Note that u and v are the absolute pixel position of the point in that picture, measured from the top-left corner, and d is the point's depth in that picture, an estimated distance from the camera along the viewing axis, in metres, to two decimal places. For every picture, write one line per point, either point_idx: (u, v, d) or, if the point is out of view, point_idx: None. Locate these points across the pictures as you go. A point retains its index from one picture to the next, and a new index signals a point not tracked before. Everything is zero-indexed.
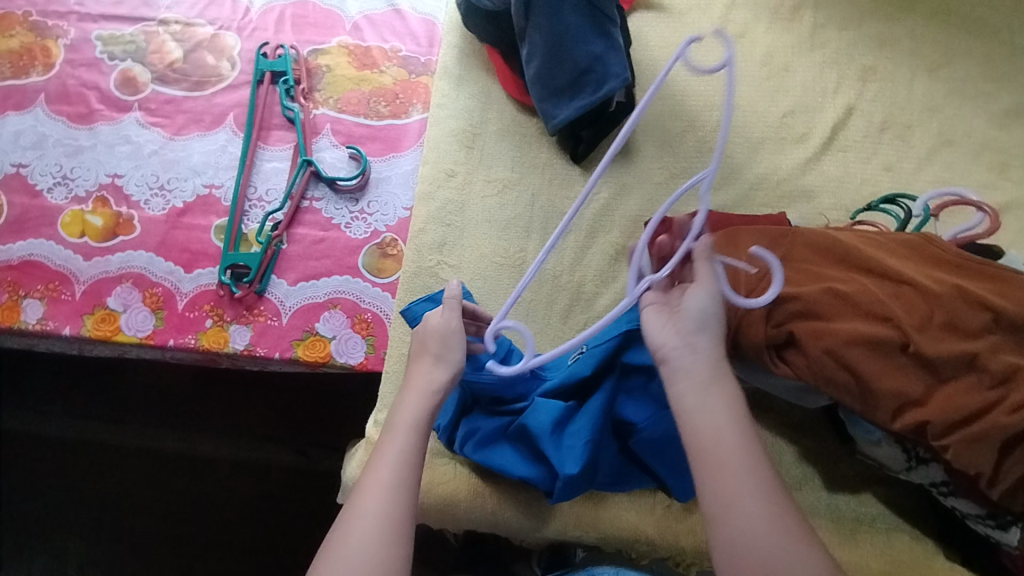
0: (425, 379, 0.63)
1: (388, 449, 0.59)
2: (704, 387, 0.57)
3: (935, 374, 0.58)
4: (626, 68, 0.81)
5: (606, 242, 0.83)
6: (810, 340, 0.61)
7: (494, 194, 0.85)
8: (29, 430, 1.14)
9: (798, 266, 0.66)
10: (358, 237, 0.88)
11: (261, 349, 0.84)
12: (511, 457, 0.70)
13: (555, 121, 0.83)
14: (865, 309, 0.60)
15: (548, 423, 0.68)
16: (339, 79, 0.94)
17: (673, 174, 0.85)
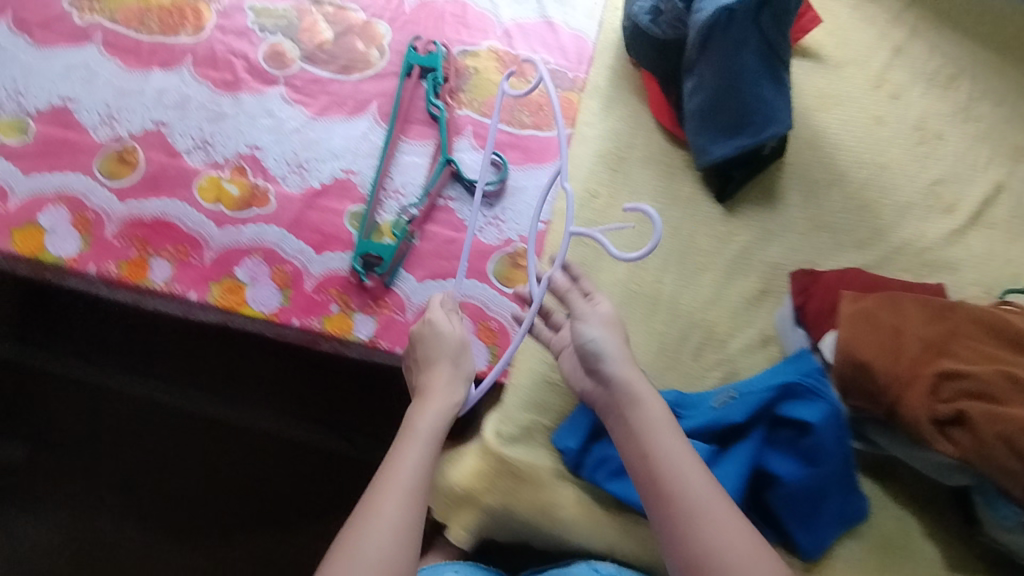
0: (444, 397, 0.73)
1: (409, 452, 0.68)
2: (655, 424, 0.66)
3: None
4: (789, 115, 0.81)
5: (744, 285, 0.83)
6: (984, 423, 0.61)
7: (635, 221, 0.85)
8: (79, 377, 1.11)
9: (965, 343, 0.66)
10: (489, 243, 0.88)
11: (384, 342, 0.84)
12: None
13: (710, 158, 0.83)
14: None
15: None
16: (486, 83, 0.94)
17: (816, 226, 0.85)
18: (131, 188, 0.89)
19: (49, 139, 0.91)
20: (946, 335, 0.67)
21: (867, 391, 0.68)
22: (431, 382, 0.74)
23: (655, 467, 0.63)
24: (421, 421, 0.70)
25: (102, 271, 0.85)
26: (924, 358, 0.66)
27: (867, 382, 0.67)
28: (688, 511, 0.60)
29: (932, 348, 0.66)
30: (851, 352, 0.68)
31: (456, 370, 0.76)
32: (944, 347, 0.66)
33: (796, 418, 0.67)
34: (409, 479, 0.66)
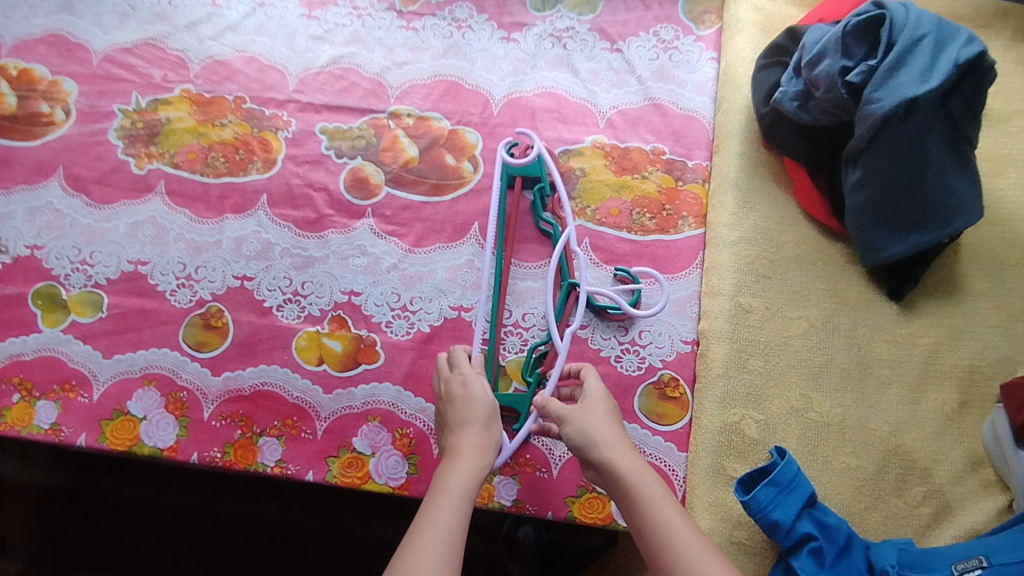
0: (462, 447, 0.67)
1: (439, 508, 0.62)
2: (652, 495, 0.62)
3: None
4: (978, 201, 0.69)
5: (937, 397, 0.72)
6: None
7: (800, 336, 0.74)
8: (158, 513, 1.02)
9: None
10: (630, 373, 0.77)
11: (531, 506, 0.74)
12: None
13: (884, 256, 0.71)
14: None
15: None
16: (597, 185, 0.84)
17: (1010, 316, 0.74)
18: (223, 357, 0.79)
19: (125, 311, 0.81)
20: None
21: None
22: (476, 440, 0.68)
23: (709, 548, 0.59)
24: (457, 477, 0.64)
25: (207, 459, 0.76)
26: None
27: None
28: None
29: None
30: None
31: (488, 437, 0.69)
32: None
33: None
34: (445, 535, 0.59)
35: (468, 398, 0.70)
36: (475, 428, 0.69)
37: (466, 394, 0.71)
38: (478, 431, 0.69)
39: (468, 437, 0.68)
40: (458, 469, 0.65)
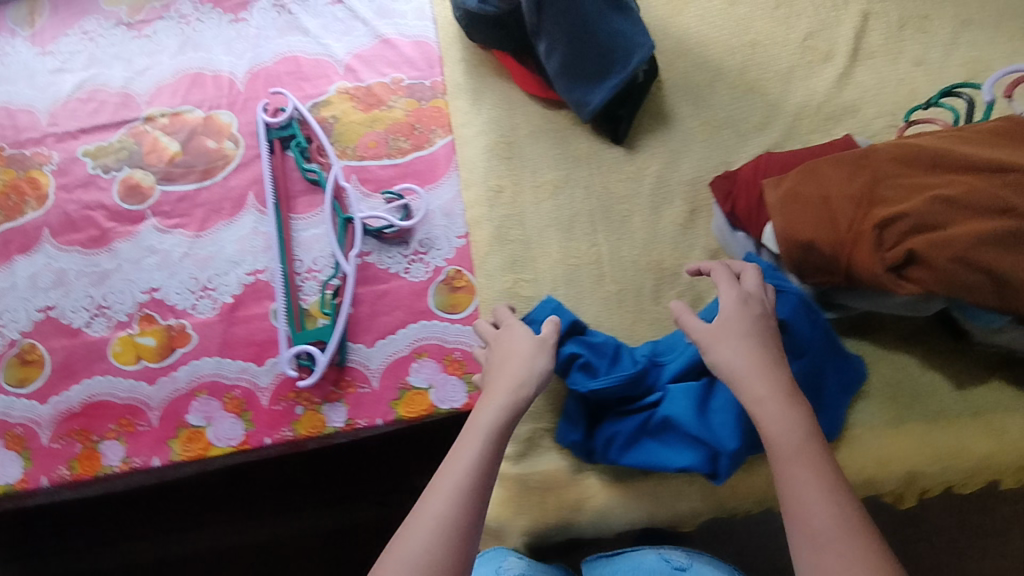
0: (500, 393, 0.64)
1: (462, 452, 0.59)
2: (767, 397, 0.58)
3: None
4: (647, 35, 0.79)
5: (671, 213, 0.82)
6: (935, 253, 0.61)
7: (548, 198, 0.83)
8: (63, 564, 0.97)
9: (893, 183, 0.65)
10: (421, 280, 0.85)
11: (362, 420, 0.81)
12: (661, 451, 0.71)
13: (592, 108, 0.80)
14: (981, 206, 0.60)
15: (689, 407, 0.69)
16: (350, 126, 0.90)
17: (715, 127, 0.84)
18: (46, 385, 0.83)
19: None
20: (870, 184, 0.66)
21: (820, 266, 0.69)
22: (519, 375, 0.65)
23: (785, 450, 0.56)
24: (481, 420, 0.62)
25: (57, 478, 0.80)
26: (855, 210, 0.66)
27: (817, 257, 0.68)
28: (801, 519, 0.53)
29: (862, 201, 0.66)
30: (791, 234, 0.69)
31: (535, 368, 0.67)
32: (873, 196, 0.66)
33: None
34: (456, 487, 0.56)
35: (538, 345, 0.69)
36: (520, 364, 0.67)
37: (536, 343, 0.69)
38: (523, 378, 0.65)
39: (511, 388, 0.64)
40: (482, 415, 0.62)
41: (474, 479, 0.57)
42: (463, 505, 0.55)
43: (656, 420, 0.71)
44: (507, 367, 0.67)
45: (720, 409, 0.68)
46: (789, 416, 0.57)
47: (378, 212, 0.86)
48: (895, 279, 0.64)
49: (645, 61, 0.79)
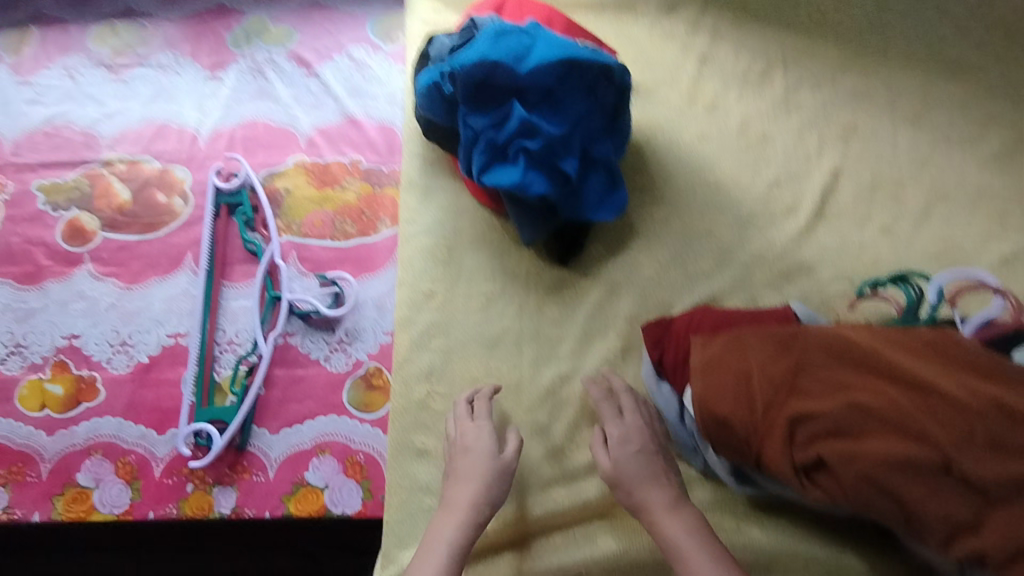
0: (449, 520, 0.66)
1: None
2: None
3: (985, 497, 0.51)
4: (608, 212, 0.77)
5: (601, 347, 0.78)
6: (842, 465, 0.56)
7: (479, 311, 0.80)
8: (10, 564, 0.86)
9: (816, 376, 0.61)
10: (339, 371, 0.83)
11: (250, 509, 0.78)
12: (479, 127, 0.71)
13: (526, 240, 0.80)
14: (898, 426, 0.55)
15: (528, 152, 0.71)
16: (301, 200, 0.89)
17: (665, 264, 0.80)
18: None
19: None
20: (794, 370, 0.62)
21: (733, 444, 0.64)
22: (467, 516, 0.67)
23: None
24: (474, 445, 0.71)
25: None
26: (774, 395, 0.62)
27: (730, 435, 0.64)
28: None
29: (782, 388, 0.61)
30: (708, 409, 0.65)
31: (485, 483, 0.69)
32: (794, 384, 0.61)
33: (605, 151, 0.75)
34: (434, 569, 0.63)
35: (480, 465, 0.70)
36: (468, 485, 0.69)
37: (484, 462, 0.70)
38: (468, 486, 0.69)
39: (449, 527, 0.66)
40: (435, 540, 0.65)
41: None
42: None
43: (507, 108, 0.70)
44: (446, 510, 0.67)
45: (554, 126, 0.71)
46: None
47: (305, 297, 0.83)
48: (802, 477, 0.59)
49: (601, 220, 0.78)
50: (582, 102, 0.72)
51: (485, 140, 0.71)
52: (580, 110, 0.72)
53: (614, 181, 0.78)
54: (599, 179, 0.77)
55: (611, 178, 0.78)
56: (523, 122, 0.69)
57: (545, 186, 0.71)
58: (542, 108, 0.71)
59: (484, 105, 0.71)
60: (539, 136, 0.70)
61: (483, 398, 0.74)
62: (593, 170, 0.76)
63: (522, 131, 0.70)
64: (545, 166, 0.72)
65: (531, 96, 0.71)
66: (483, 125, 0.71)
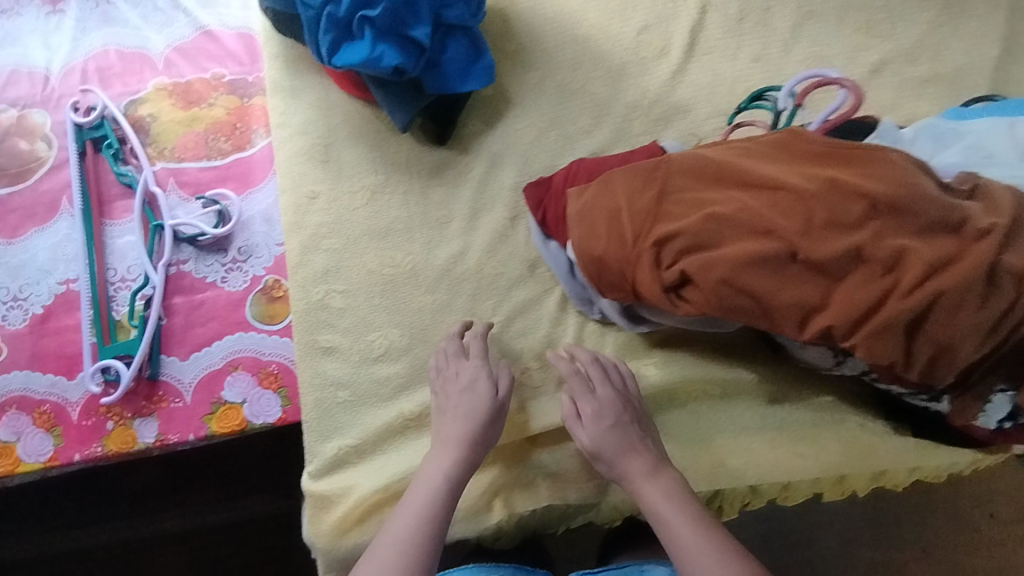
0: (444, 454, 0.66)
1: (406, 507, 0.63)
2: (688, 537, 0.61)
3: (829, 275, 0.53)
4: (475, 81, 0.76)
5: (490, 220, 0.78)
6: (702, 274, 0.57)
7: (365, 205, 0.79)
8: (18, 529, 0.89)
9: (677, 198, 0.61)
10: (238, 289, 0.82)
11: (173, 436, 0.78)
12: (317, 5, 0.68)
13: (400, 126, 0.78)
14: (749, 226, 0.56)
15: (371, 25, 0.68)
16: (169, 125, 0.85)
17: (543, 128, 0.79)
18: None
19: None
20: (657, 197, 0.62)
21: (612, 282, 0.65)
22: (460, 437, 0.67)
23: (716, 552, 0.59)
24: (464, 382, 0.70)
25: None
26: (642, 226, 0.62)
27: (608, 274, 0.65)
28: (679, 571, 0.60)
29: (647, 216, 0.62)
30: (586, 252, 0.65)
31: (474, 418, 0.68)
32: (659, 210, 0.61)
33: (459, 16, 0.72)
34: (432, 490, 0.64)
35: (471, 401, 0.69)
36: (460, 420, 0.68)
37: (470, 398, 0.69)
38: (461, 422, 0.68)
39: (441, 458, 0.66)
40: (426, 471, 0.66)
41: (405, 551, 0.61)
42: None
43: None
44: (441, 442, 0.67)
45: None
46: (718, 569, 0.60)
47: (187, 220, 0.81)
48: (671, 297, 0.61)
49: (470, 90, 0.76)
50: None
51: (327, 17, 0.68)
52: None
53: (478, 48, 0.76)
54: (460, 48, 0.74)
55: (474, 45, 0.75)
56: None
57: (395, 58, 0.69)
58: None
59: None
60: (377, 3, 0.67)
61: (477, 337, 0.72)
62: (451, 38, 0.74)
63: (360, 2, 0.68)
64: (394, 37, 0.69)
65: None
66: (320, 2, 0.68)
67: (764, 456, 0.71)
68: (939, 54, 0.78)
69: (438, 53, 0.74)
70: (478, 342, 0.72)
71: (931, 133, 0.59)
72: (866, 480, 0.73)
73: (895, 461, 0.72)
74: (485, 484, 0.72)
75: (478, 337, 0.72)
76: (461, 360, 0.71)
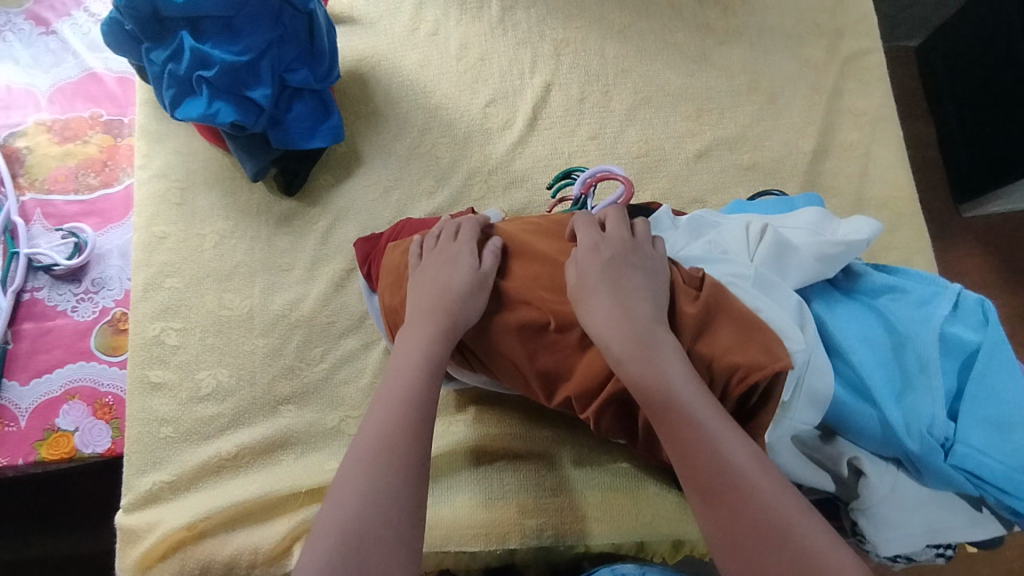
0: (403, 355, 0.57)
1: (376, 412, 0.53)
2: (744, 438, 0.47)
3: (580, 346, 0.57)
4: (321, 138, 0.81)
5: (328, 270, 0.82)
6: (474, 338, 0.61)
7: (212, 247, 0.83)
8: None
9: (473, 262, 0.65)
10: (86, 319, 0.85)
11: (2, 459, 0.79)
12: (160, 62, 0.73)
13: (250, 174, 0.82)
14: (514, 297, 0.60)
15: (209, 84, 0.73)
16: (42, 158, 0.89)
17: (387, 187, 0.84)
18: None
19: None
20: None
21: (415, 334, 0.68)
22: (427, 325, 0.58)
23: (718, 484, 0.46)
24: (450, 261, 0.61)
25: None
26: None
27: None
28: (754, 487, 0.45)
29: None
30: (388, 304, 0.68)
31: (450, 301, 0.59)
32: None
33: (303, 79, 0.78)
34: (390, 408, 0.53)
35: (444, 283, 0.60)
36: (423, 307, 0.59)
37: (441, 280, 0.60)
38: (426, 307, 0.59)
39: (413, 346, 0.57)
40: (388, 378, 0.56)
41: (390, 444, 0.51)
42: (353, 497, 0.48)
43: (181, 39, 0.72)
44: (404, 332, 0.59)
45: (233, 55, 0.73)
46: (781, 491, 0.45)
47: (43, 250, 0.85)
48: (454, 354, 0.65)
49: (316, 147, 0.81)
50: (264, 30, 0.74)
51: (169, 74, 0.73)
52: (263, 37, 0.74)
53: (326, 108, 0.82)
54: (304, 107, 0.80)
55: (321, 105, 0.81)
56: (195, 53, 0.72)
57: (229, 118, 0.74)
58: (221, 38, 0.73)
59: (164, 40, 0.73)
60: (213, 65, 0.72)
61: (471, 222, 0.65)
62: (296, 98, 0.79)
63: (198, 63, 0.73)
64: (231, 97, 0.74)
65: (206, 27, 0.73)
66: (162, 59, 0.73)
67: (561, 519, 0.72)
68: (762, 143, 0.82)
69: (282, 112, 0.79)
70: (467, 224, 0.65)
71: (689, 231, 0.63)
72: (667, 548, 0.74)
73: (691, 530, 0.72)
74: (286, 528, 0.73)
75: (472, 220, 0.66)
76: (440, 244, 0.63)
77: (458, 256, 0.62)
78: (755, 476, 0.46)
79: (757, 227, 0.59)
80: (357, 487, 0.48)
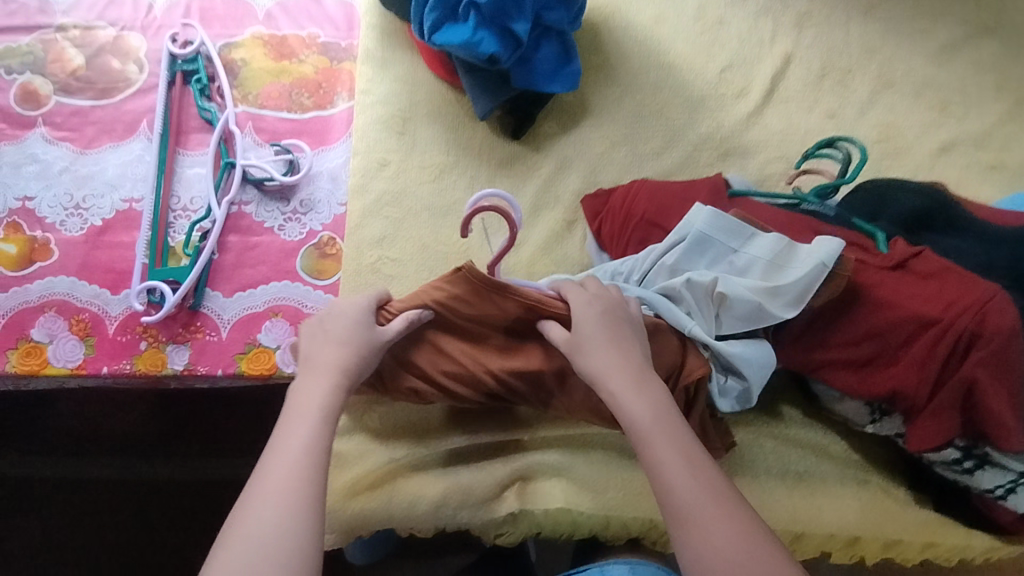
0: (315, 390, 0.55)
1: (289, 434, 0.52)
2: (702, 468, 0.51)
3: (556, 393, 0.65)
4: (562, 83, 0.79)
5: (549, 218, 0.80)
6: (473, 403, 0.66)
7: (430, 182, 0.82)
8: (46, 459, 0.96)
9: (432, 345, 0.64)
10: (293, 239, 0.83)
11: (202, 367, 0.78)
12: None
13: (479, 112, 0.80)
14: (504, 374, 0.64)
15: (476, 10, 0.72)
16: (257, 72, 0.88)
17: (614, 142, 0.82)
18: None
19: None
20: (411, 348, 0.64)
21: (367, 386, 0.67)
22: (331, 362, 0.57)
23: (686, 509, 0.49)
24: (333, 328, 0.59)
25: None
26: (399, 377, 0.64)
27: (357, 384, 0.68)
28: (705, 518, 0.49)
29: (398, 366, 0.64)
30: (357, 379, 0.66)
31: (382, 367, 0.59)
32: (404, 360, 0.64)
33: (559, 20, 0.76)
34: (304, 436, 0.52)
35: (341, 344, 0.58)
36: (332, 349, 0.58)
37: (338, 340, 0.58)
38: (343, 351, 0.58)
39: (314, 372, 0.56)
40: (305, 399, 0.55)
41: (302, 469, 0.50)
42: (272, 514, 0.47)
43: None
44: (303, 370, 0.57)
45: None
46: (740, 520, 0.49)
47: (259, 163, 0.84)
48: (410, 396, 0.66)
49: (553, 92, 0.79)
50: None
51: None
52: None
53: (570, 54, 0.79)
54: (552, 49, 0.78)
55: (565, 50, 0.79)
56: None
57: (492, 47, 0.72)
58: None
59: None
60: None
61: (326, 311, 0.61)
62: (545, 39, 0.77)
63: None
64: (494, 26, 0.72)
65: None
66: None
67: (784, 501, 0.71)
68: (1009, 144, 0.80)
69: (531, 50, 0.77)
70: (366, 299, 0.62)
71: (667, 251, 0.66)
72: (877, 549, 0.72)
73: (909, 533, 0.71)
74: (499, 474, 0.71)
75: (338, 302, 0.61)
76: (341, 320, 0.60)
77: (337, 314, 0.60)
78: (720, 499, 0.50)
79: (738, 257, 0.65)
80: (272, 520, 0.47)
